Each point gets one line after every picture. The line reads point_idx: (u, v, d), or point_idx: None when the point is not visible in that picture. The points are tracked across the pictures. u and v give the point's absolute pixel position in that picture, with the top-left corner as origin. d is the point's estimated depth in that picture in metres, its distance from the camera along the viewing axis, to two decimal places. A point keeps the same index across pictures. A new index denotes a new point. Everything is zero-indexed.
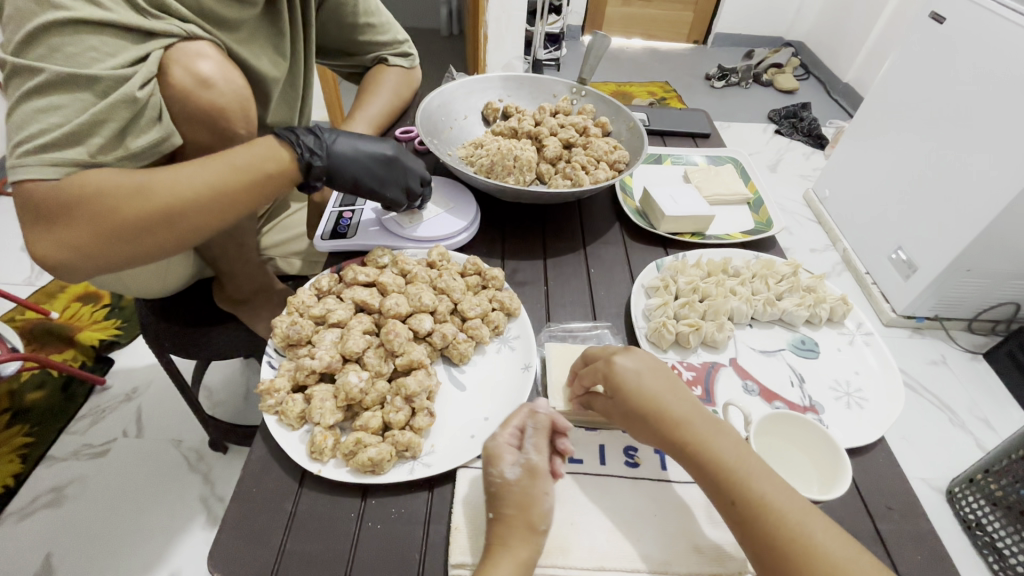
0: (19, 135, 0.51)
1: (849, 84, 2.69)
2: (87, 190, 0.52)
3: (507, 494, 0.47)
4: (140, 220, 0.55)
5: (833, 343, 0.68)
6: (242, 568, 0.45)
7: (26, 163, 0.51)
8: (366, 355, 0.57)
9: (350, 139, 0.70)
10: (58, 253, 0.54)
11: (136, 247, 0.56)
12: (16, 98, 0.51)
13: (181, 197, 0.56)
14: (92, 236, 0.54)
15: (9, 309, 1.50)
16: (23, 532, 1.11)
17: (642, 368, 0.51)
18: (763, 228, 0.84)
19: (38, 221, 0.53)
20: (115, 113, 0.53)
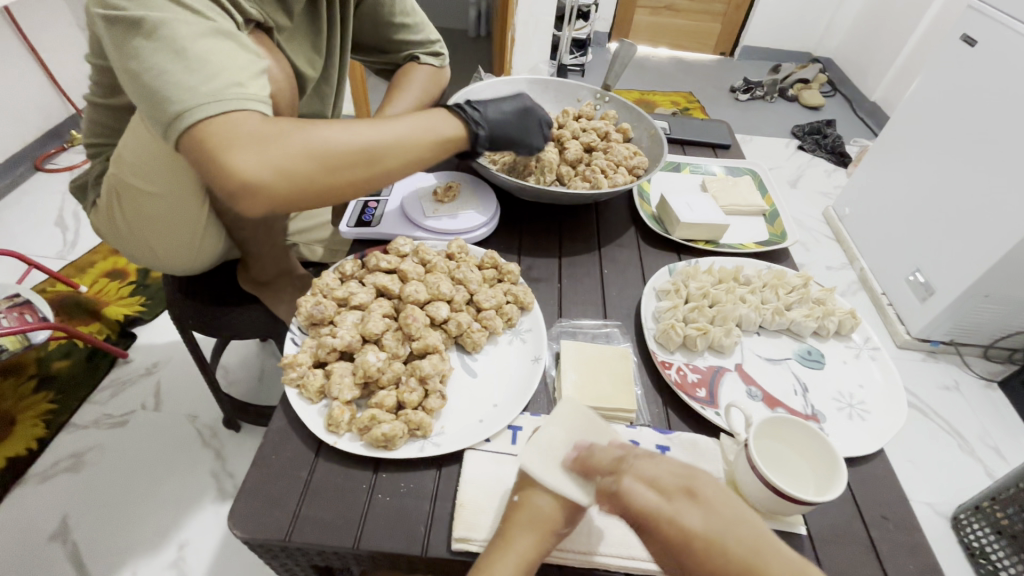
0: (202, 76, 0.53)
1: (876, 103, 2.67)
2: (298, 126, 0.58)
3: (539, 485, 0.48)
4: (344, 155, 0.59)
5: (838, 356, 0.68)
6: (259, 528, 0.48)
7: (227, 98, 0.54)
8: (384, 336, 0.60)
9: (496, 105, 0.76)
10: (261, 174, 0.55)
11: (327, 180, 0.59)
12: (175, 46, 0.53)
13: (376, 139, 0.61)
14: (301, 162, 0.57)
15: (42, 280, 1.57)
16: (42, 494, 1.16)
17: (656, 492, 0.43)
18: (777, 240, 0.85)
19: (256, 141, 0.55)
20: (260, 71, 0.61)
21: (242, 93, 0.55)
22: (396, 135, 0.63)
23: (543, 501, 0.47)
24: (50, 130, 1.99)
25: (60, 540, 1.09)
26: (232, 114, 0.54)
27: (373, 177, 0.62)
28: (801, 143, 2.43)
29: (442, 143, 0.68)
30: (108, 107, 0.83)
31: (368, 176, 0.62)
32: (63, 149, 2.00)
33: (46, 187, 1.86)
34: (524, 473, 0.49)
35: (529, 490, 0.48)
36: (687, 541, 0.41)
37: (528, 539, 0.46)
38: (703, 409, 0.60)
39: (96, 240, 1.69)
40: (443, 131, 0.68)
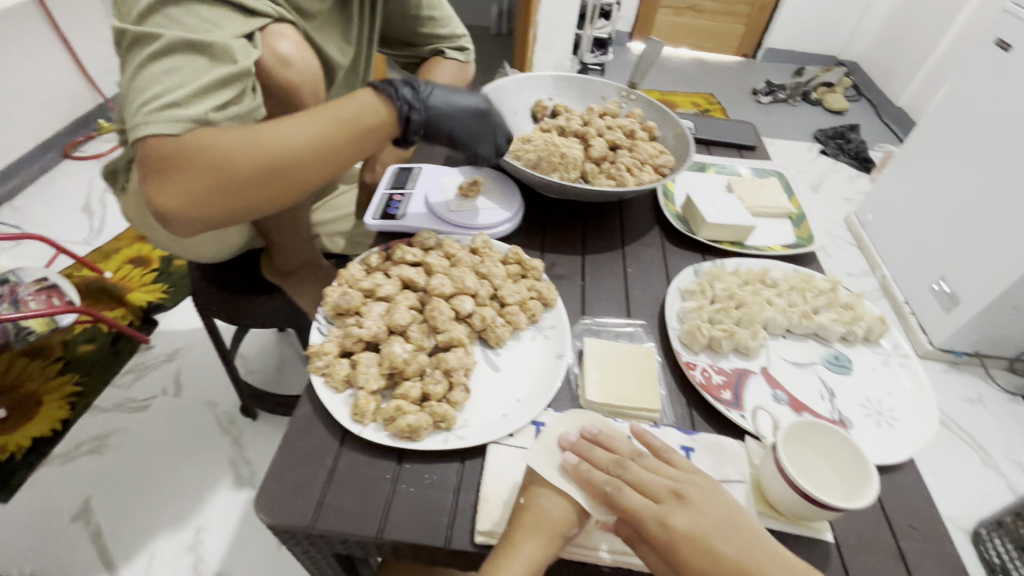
0: (144, 96, 0.56)
1: (902, 108, 2.62)
2: (208, 138, 0.57)
3: (547, 486, 0.49)
4: (252, 169, 0.59)
5: (867, 362, 0.67)
6: (285, 514, 0.49)
7: (150, 121, 0.55)
8: (410, 328, 0.60)
9: (448, 94, 0.71)
10: (177, 203, 0.58)
11: (245, 195, 0.60)
12: (136, 65, 0.56)
13: (288, 146, 0.60)
14: (210, 185, 0.58)
15: (69, 265, 1.60)
16: (66, 473, 1.19)
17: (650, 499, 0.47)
18: (804, 243, 0.83)
19: (164, 171, 0.56)
20: (228, 81, 0.59)
21: (167, 113, 0.55)
22: (309, 137, 0.61)
23: (551, 501, 0.48)
24: (79, 118, 2.03)
25: (82, 520, 1.12)
26: (150, 139, 0.55)
27: (292, 183, 0.62)
28: (823, 148, 2.40)
29: (363, 135, 0.65)
30: None
31: (284, 186, 0.62)
32: (91, 137, 2.04)
33: (74, 174, 1.90)
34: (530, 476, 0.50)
35: (535, 491, 0.49)
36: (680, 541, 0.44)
37: (534, 542, 0.46)
38: (728, 411, 0.59)
39: (121, 228, 1.73)
40: (365, 122, 0.65)
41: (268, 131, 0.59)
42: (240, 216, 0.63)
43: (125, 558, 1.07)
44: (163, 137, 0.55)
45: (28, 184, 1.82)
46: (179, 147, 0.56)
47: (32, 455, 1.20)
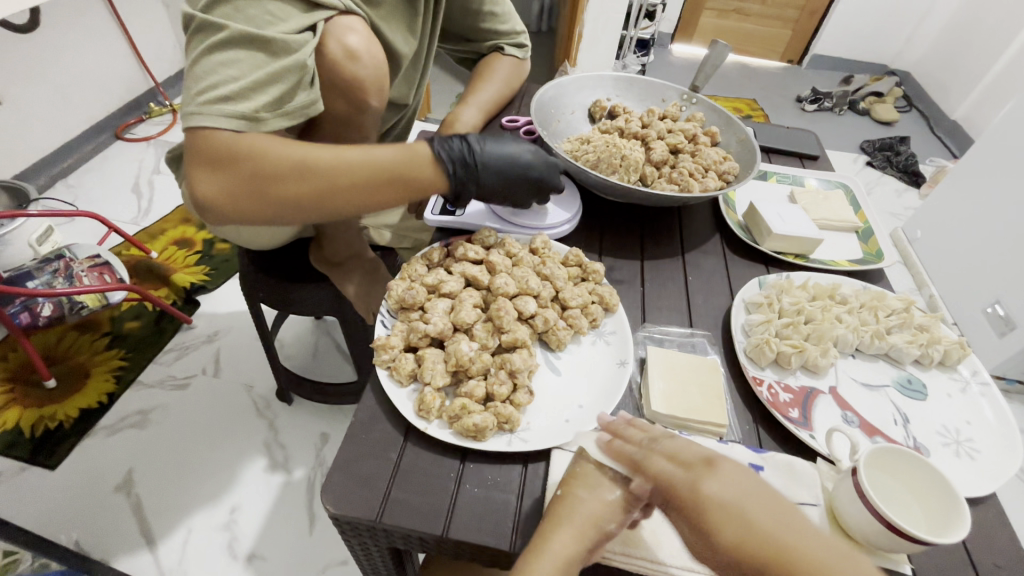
0: (200, 86, 0.54)
1: (957, 122, 2.52)
2: (259, 152, 0.56)
3: (587, 478, 0.48)
4: (294, 192, 0.58)
5: (943, 388, 0.64)
6: (351, 506, 0.49)
7: (203, 113, 0.53)
8: (475, 326, 0.60)
9: (496, 154, 0.69)
10: (214, 197, 0.57)
11: (281, 212, 0.59)
12: (198, 52, 0.55)
13: (335, 180, 0.59)
14: (249, 192, 0.57)
15: (117, 243, 1.65)
16: (110, 445, 1.22)
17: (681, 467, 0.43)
18: (873, 259, 0.80)
19: (211, 165, 0.55)
20: (282, 75, 0.56)
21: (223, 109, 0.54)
22: (358, 177, 0.60)
23: (588, 497, 0.47)
24: (131, 101, 2.09)
25: (124, 491, 1.15)
26: (201, 132, 0.54)
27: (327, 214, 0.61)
28: (870, 159, 2.32)
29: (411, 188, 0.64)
30: None
31: (317, 214, 0.61)
32: (142, 119, 2.10)
33: (125, 154, 1.95)
34: (573, 468, 0.49)
35: (574, 486, 0.48)
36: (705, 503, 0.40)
37: (566, 540, 0.44)
38: (798, 430, 0.57)
39: (168, 209, 1.77)
40: (419, 178, 0.63)
41: (322, 162, 0.58)
42: (268, 225, 0.62)
43: (164, 531, 1.10)
44: (218, 137, 0.54)
45: (82, 162, 1.88)
46: (231, 152, 0.55)
47: (79, 426, 1.24)
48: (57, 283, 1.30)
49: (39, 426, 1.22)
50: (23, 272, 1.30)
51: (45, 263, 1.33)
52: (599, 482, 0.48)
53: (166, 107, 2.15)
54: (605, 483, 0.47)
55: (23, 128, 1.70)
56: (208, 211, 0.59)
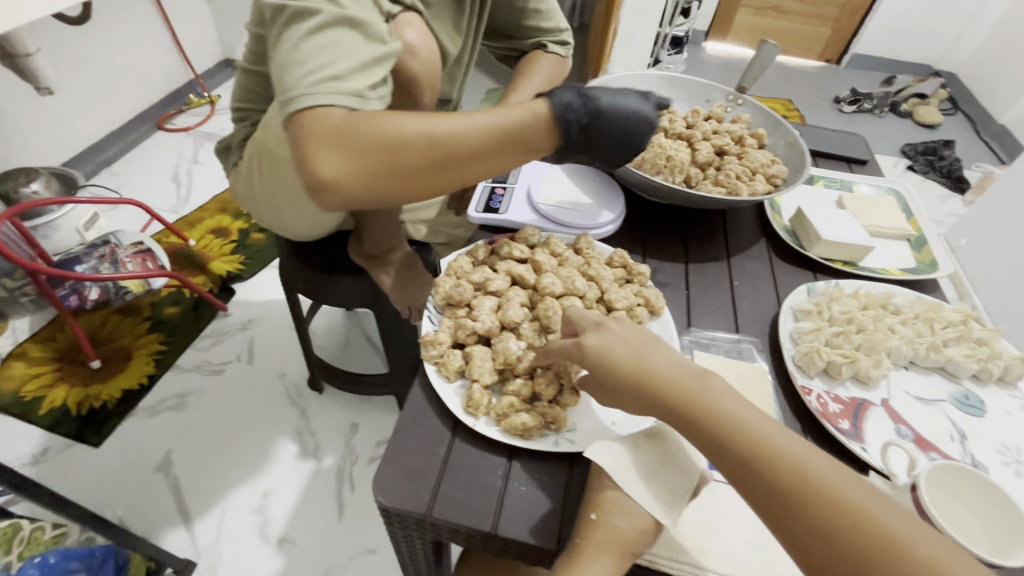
0: (304, 68, 0.52)
1: (1005, 127, 2.42)
2: (376, 122, 0.52)
3: (619, 503, 0.46)
4: (418, 165, 0.53)
5: (1001, 405, 0.62)
6: (402, 498, 0.49)
7: (315, 92, 0.51)
8: (522, 325, 0.60)
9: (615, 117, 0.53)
10: (338, 175, 0.52)
11: (403, 189, 0.54)
12: (296, 39, 0.54)
13: (457, 151, 0.53)
14: (374, 167, 0.52)
15: (157, 231, 1.70)
16: (150, 426, 1.26)
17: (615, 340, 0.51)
18: (927, 268, 0.78)
19: (333, 141, 0.51)
20: (377, 60, 0.57)
21: (336, 86, 0.52)
22: (479, 146, 0.53)
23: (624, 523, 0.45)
24: (172, 92, 2.14)
25: (163, 471, 1.19)
26: (319, 109, 0.51)
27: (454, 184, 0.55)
28: (911, 163, 2.25)
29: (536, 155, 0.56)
30: (258, 74, 0.89)
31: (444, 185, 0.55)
32: (182, 110, 2.15)
33: (165, 144, 2.00)
34: (600, 491, 0.47)
35: (605, 506, 0.46)
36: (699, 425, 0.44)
37: (607, 560, 0.44)
38: (848, 441, 0.56)
39: (205, 199, 1.82)
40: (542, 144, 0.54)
41: (443, 130, 0.52)
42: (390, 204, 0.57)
43: (200, 511, 1.14)
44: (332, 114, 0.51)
45: (125, 152, 1.94)
46: (349, 126, 0.51)
47: (122, 406, 1.28)
48: (103, 268, 1.35)
49: (85, 405, 1.27)
50: (72, 257, 1.35)
51: (92, 248, 1.39)
52: (633, 505, 0.46)
53: (205, 98, 2.20)
54: (638, 505, 0.46)
55: (72, 117, 1.76)
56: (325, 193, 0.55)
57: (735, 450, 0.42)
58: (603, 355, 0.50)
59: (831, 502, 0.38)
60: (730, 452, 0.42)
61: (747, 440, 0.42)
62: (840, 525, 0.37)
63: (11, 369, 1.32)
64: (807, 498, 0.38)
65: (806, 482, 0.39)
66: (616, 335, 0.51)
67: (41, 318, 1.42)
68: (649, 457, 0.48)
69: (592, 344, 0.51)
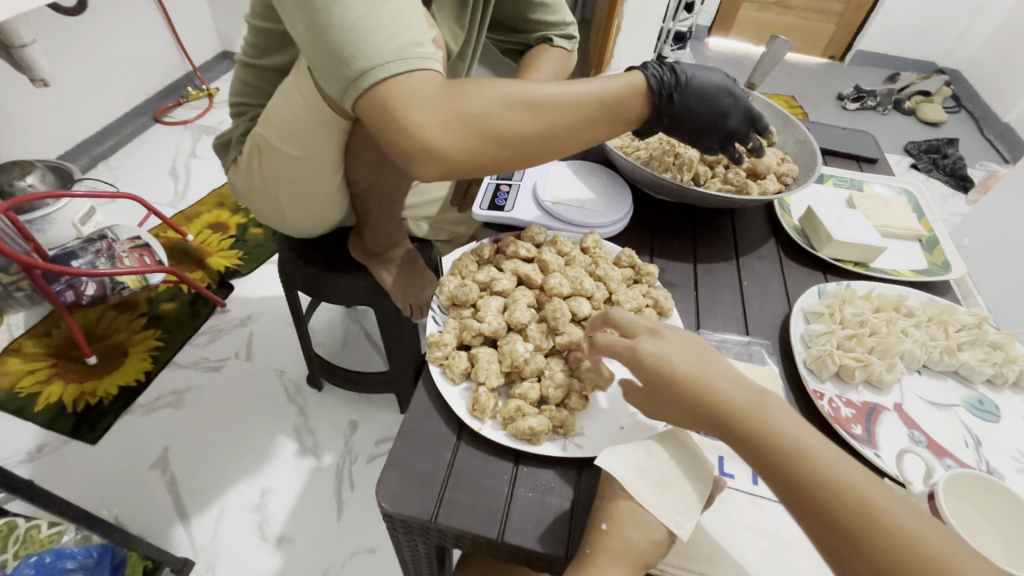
0: (386, 34, 0.51)
1: (1009, 125, 2.41)
2: (478, 88, 0.54)
3: (632, 513, 0.45)
4: (519, 130, 0.55)
5: (1017, 410, 0.61)
6: (406, 504, 0.48)
7: (409, 57, 0.51)
8: (530, 327, 0.59)
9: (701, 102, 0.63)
10: (440, 137, 0.53)
11: (504, 153, 0.56)
12: (362, 4, 0.51)
13: (557, 115, 0.56)
14: (478, 130, 0.54)
15: (155, 225, 1.68)
16: (147, 423, 1.25)
17: (672, 348, 0.46)
18: (939, 270, 0.76)
19: (436, 103, 0.52)
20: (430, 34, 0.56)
21: (421, 54, 0.53)
22: (577, 110, 0.57)
23: (636, 532, 0.44)
24: (169, 85, 2.11)
25: (160, 469, 1.18)
26: (415, 73, 0.52)
27: (548, 152, 0.58)
28: (915, 161, 2.23)
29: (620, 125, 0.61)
30: (258, 68, 0.87)
31: (538, 152, 0.58)
32: (179, 103, 2.12)
33: (163, 138, 1.98)
34: (611, 499, 0.46)
35: (618, 516, 0.45)
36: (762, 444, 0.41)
37: (618, 570, 0.43)
38: (862, 447, 0.55)
39: (203, 193, 1.80)
40: (631, 110, 0.60)
41: (543, 97, 0.56)
42: (478, 172, 0.58)
43: (197, 509, 1.13)
44: (431, 79, 0.52)
45: (122, 145, 1.92)
46: (453, 91, 0.53)
47: (118, 403, 1.27)
48: (100, 264, 1.33)
49: (81, 402, 1.26)
50: (68, 252, 1.33)
51: (88, 243, 1.37)
52: (644, 515, 0.45)
53: (203, 91, 2.17)
54: (651, 515, 0.45)
55: (68, 110, 1.73)
56: (422, 159, 0.54)
57: (796, 474, 0.39)
58: (658, 366, 0.45)
59: (892, 536, 0.36)
60: (791, 476, 0.39)
61: (809, 465, 0.39)
62: (900, 561, 0.35)
63: (5, 365, 1.30)
64: (873, 534, 0.36)
65: (874, 514, 0.37)
66: (671, 344, 0.46)
67: (36, 313, 1.41)
68: (664, 464, 0.47)
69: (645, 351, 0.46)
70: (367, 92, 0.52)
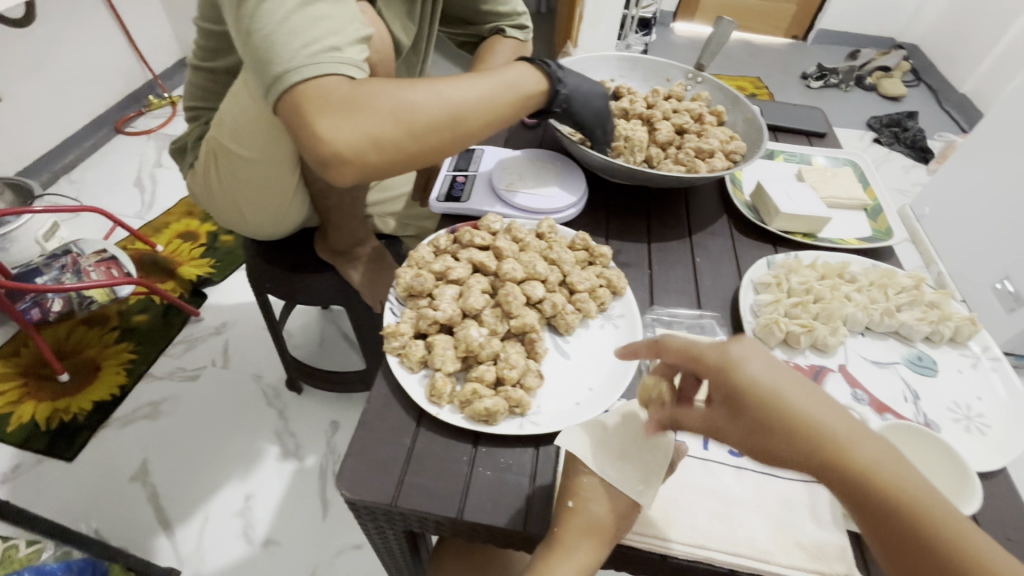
0: (303, 40, 0.54)
1: (965, 95, 2.48)
2: (387, 86, 0.57)
3: (596, 489, 0.47)
4: (432, 119, 0.59)
5: (953, 364, 0.64)
6: (367, 490, 0.49)
7: (322, 62, 0.54)
8: (484, 312, 0.60)
9: (579, 78, 0.75)
10: (357, 140, 0.55)
11: (420, 143, 0.59)
12: (281, 10, 0.53)
13: (466, 104, 0.61)
14: (392, 125, 0.57)
15: (122, 238, 1.65)
16: (124, 436, 1.24)
17: (774, 375, 0.36)
18: (882, 236, 0.79)
19: (343, 109, 0.54)
20: (358, 40, 0.59)
21: (338, 58, 0.55)
22: (483, 97, 0.62)
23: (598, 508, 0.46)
24: (130, 94, 2.07)
25: (140, 480, 1.17)
26: (324, 79, 0.54)
27: (463, 138, 0.62)
28: (877, 136, 2.29)
29: (523, 103, 0.67)
30: (208, 72, 0.86)
31: (454, 138, 0.61)
32: (141, 113, 2.09)
33: (126, 148, 1.94)
34: (574, 476, 0.48)
35: (581, 493, 0.47)
36: (881, 498, 0.33)
37: (585, 545, 0.45)
38: None
39: (171, 203, 1.77)
40: (526, 88, 0.67)
41: (445, 89, 0.60)
42: (399, 168, 0.60)
43: (181, 518, 1.12)
44: (337, 84, 0.54)
45: (84, 158, 1.88)
46: (363, 90, 0.55)
47: (93, 418, 1.25)
48: (65, 279, 1.31)
49: (55, 419, 1.24)
50: (31, 269, 1.30)
51: (52, 259, 1.34)
52: (609, 489, 0.47)
53: (165, 100, 2.13)
54: (614, 489, 0.47)
55: (23, 125, 1.69)
56: (339, 163, 0.56)
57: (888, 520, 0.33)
58: (750, 396, 0.35)
59: None
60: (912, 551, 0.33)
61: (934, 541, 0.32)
62: None
63: None
64: None
65: None
66: (762, 361, 0.37)
67: (4, 333, 1.38)
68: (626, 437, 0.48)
69: (738, 373, 0.36)
70: (285, 95, 0.55)
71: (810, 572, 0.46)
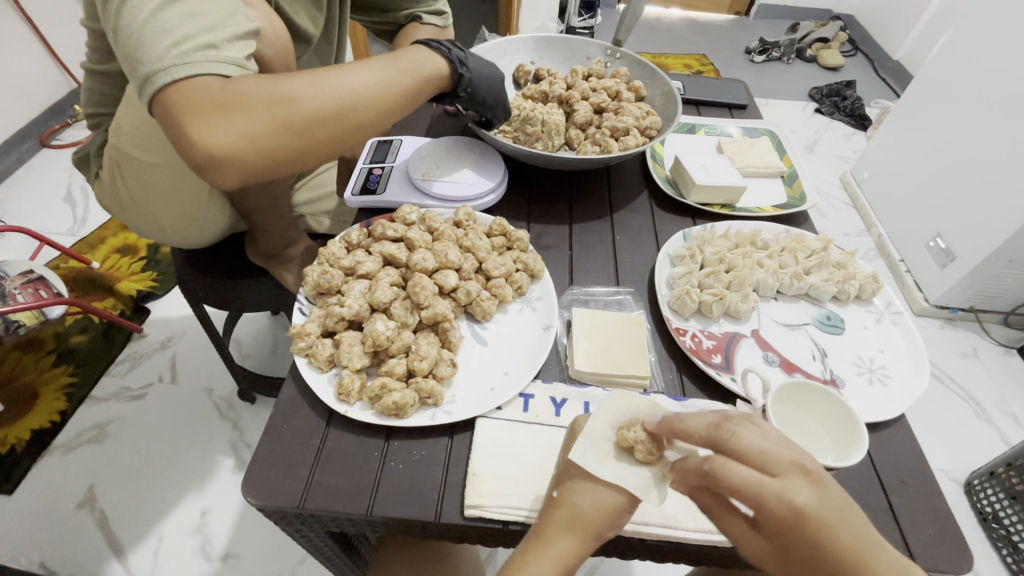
0: (172, 37, 0.51)
1: (899, 62, 2.56)
2: (261, 80, 0.55)
3: (581, 481, 0.45)
4: (315, 113, 0.56)
5: (859, 321, 0.66)
6: (274, 495, 0.48)
7: (194, 60, 0.51)
8: (393, 305, 0.59)
9: (482, 61, 0.76)
10: (232, 141, 0.53)
11: (305, 139, 0.57)
12: (146, 7, 0.51)
13: (352, 94, 0.59)
14: (270, 123, 0.54)
15: (54, 257, 1.57)
16: (67, 463, 1.18)
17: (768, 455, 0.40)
18: (796, 202, 0.81)
19: (214, 109, 0.52)
20: (241, 36, 0.57)
21: (213, 56, 0.53)
22: (372, 85, 0.61)
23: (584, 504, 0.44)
24: (53, 105, 1.96)
25: (87, 507, 1.12)
26: (194, 79, 0.51)
27: (357, 130, 0.60)
28: (819, 106, 2.35)
29: (420, 87, 0.66)
30: (106, 75, 0.82)
31: (344, 130, 0.59)
32: (67, 124, 1.98)
33: (53, 163, 1.84)
34: (565, 467, 0.47)
35: (569, 487, 0.46)
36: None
37: (567, 539, 0.44)
38: (719, 374, 0.58)
39: (105, 216, 1.69)
40: (421, 73, 0.66)
41: (328, 80, 0.58)
42: (287, 165, 0.58)
43: (133, 542, 1.09)
44: (205, 82, 0.52)
45: (7, 176, 1.77)
46: (235, 87, 0.53)
47: (32, 447, 1.19)
48: None
49: None
50: None
51: None
52: (597, 485, 0.45)
53: None
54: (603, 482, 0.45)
55: None
56: (215, 165, 0.54)
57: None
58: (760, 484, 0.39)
59: None
60: None
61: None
62: None
63: None
64: None
65: None
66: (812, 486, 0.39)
67: None
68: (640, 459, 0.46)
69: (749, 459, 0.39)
70: (156, 98, 0.52)
71: (714, 534, 0.47)
